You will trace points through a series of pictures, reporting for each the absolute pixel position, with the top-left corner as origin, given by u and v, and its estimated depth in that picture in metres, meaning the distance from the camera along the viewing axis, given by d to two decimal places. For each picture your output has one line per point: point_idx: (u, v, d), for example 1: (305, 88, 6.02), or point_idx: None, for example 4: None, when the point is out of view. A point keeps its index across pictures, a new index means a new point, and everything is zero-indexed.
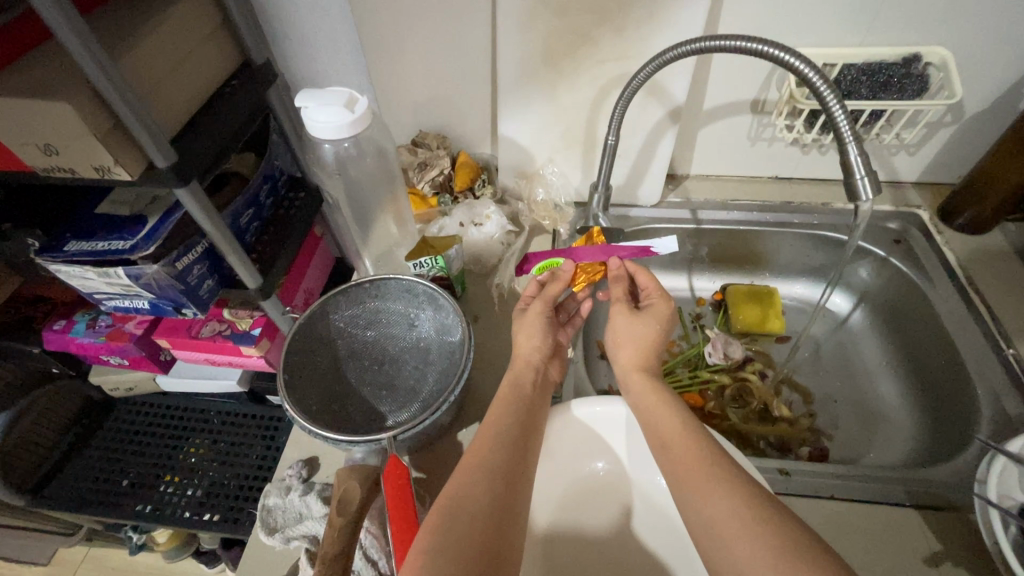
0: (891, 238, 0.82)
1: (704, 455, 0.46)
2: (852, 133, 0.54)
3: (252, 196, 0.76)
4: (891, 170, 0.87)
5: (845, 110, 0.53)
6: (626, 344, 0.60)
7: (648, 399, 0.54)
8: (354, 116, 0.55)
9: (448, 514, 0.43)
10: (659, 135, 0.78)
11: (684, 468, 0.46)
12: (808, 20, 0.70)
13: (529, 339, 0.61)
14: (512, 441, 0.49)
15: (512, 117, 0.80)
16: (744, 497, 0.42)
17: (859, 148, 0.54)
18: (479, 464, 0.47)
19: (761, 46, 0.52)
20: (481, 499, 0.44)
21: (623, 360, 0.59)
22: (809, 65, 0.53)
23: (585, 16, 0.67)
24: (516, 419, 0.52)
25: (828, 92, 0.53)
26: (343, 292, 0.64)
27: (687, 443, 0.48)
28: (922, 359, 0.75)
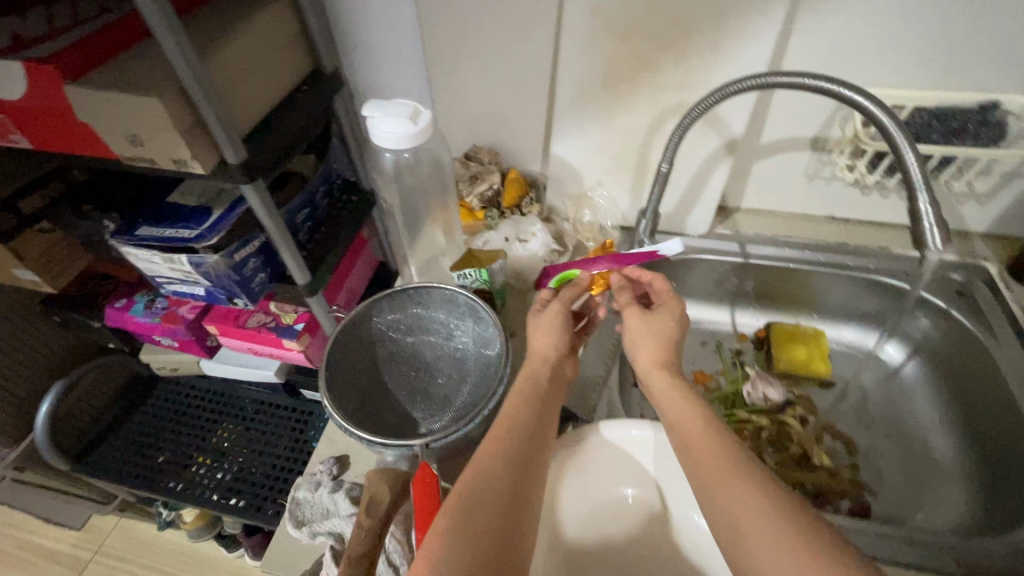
0: (954, 291, 0.77)
1: (726, 452, 0.45)
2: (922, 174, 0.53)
3: (309, 195, 0.80)
4: (958, 219, 0.82)
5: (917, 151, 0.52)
6: (642, 343, 0.57)
7: (670, 395, 0.52)
8: (417, 128, 0.56)
9: (463, 502, 0.43)
10: (713, 165, 0.77)
11: (706, 469, 0.44)
12: (879, 58, 0.68)
13: (541, 334, 0.60)
14: (526, 437, 0.49)
15: (566, 137, 0.80)
16: (768, 494, 0.41)
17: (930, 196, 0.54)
18: (494, 456, 0.46)
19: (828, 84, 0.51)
20: (496, 490, 0.44)
21: (643, 360, 0.56)
22: (876, 103, 0.52)
23: (649, 43, 0.68)
24: (533, 415, 0.51)
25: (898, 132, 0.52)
26: (387, 297, 0.65)
27: (712, 443, 0.45)
28: (982, 418, 0.71)
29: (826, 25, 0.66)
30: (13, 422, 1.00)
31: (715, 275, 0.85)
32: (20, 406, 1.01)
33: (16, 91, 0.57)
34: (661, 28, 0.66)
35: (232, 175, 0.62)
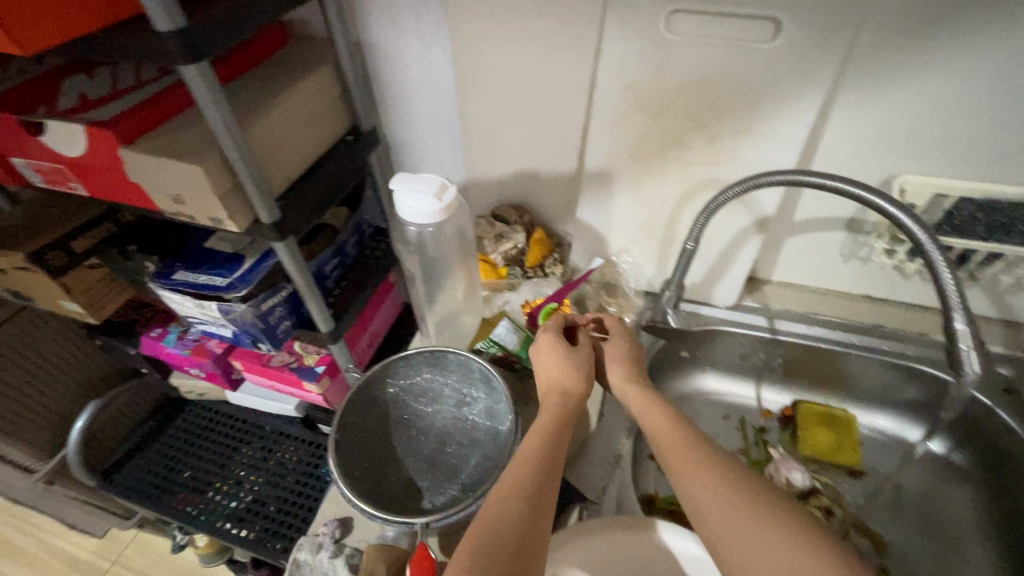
0: (1000, 388, 0.71)
1: (692, 442, 0.48)
2: (947, 262, 0.56)
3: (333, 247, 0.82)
4: (1006, 310, 0.76)
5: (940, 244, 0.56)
6: (614, 365, 0.61)
7: (644, 404, 0.55)
8: (441, 205, 0.58)
9: (485, 517, 0.44)
10: (741, 242, 0.75)
11: (709, 488, 0.44)
12: (921, 148, 0.65)
13: (550, 365, 0.61)
14: (533, 471, 0.48)
15: (592, 203, 0.81)
16: (723, 473, 0.45)
17: (965, 318, 0.59)
18: (505, 492, 0.45)
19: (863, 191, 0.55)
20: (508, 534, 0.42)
21: (615, 378, 0.60)
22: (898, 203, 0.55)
23: (681, 121, 0.68)
24: (543, 449, 0.50)
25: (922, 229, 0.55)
26: (404, 358, 0.64)
27: (717, 470, 0.45)
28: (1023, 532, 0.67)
29: (866, 109, 0.63)
30: (47, 436, 1.05)
31: (740, 348, 0.83)
32: (56, 421, 1.06)
33: (77, 150, 0.61)
34: (694, 108, 0.66)
35: (265, 233, 0.64)
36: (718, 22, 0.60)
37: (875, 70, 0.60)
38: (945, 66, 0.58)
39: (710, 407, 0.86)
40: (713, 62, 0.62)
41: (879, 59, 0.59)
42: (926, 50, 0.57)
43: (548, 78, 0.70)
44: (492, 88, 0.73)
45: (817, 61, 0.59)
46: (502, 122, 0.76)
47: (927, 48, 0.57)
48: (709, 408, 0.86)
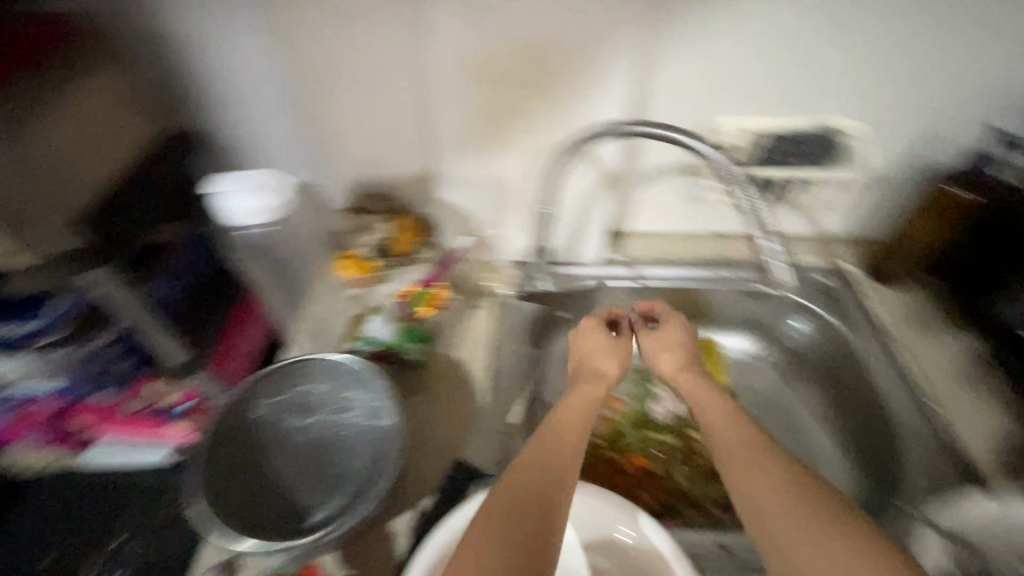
0: (822, 292, 0.83)
1: (757, 446, 0.47)
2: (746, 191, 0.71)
3: (170, 274, 0.67)
4: (820, 227, 0.88)
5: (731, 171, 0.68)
6: (660, 355, 0.65)
7: (702, 393, 0.57)
8: (267, 202, 0.60)
9: (498, 497, 0.44)
10: (596, 198, 0.81)
11: (776, 488, 0.43)
12: (731, 90, 0.70)
13: (589, 352, 0.64)
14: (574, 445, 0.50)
15: (451, 181, 0.80)
16: (777, 471, 0.44)
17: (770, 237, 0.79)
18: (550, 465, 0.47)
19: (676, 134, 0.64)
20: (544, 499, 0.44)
21: (665, 369, 0.64)
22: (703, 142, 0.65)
23: (517, 89, 0.69)
24: (582, 424, 0.53)
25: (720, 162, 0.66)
26: (272, 374, 0.61)
27: (776, 470, 0.44)
28: (857, 410, 0.78)
29: (678, 64, 0.68)
30: None
31: None
32: None
33: None
34: (526, 75, 0.67)
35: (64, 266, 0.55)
36: None
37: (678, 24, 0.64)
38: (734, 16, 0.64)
39: None
40: (534, 27, 0.64)
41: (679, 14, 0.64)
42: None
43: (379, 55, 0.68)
44: (324, 71, 0.70)
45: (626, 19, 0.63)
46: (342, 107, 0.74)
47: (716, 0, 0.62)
48: None
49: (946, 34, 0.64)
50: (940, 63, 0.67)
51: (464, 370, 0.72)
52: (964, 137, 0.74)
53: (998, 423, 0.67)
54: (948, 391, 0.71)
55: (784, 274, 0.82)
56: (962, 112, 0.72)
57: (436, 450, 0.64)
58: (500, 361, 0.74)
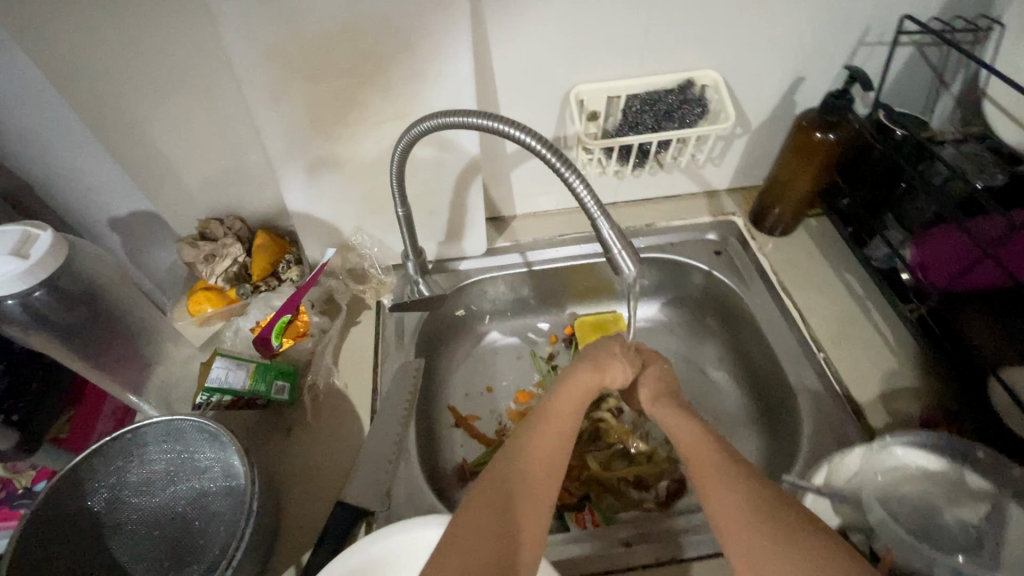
0: (712, 251, 0.82)
1: (730, 464, 0.45)
2: (599, 208, 0.50)
3: None
4: (704, 182, 0.86)
5: (588, 186, 0.50)
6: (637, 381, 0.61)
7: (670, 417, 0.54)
8: (30, 264, 0.43)
9: (483, 493, 0.45)
10: (467, 180, 0.72)
11: (738, 503, 0.42)
12: (581, 55, 0.65)
13: (597, 350, 0.60)
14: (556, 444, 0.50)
15: (293, 191, 0.69)
16: (751, 485, 0.43)
17: (610, 221, 0.50)
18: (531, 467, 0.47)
19: (506, 129, 0.50)
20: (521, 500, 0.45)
21: (643, 397, 0.59)
22: (546, 145, 0.50)
23: (344, 81, 0.60)
24: (569, 422, 0.52)
25: (564, 168, 0.50)
26: (98, 454, 0.52)
27: (749, 485, 0.43)
28: (754, 365, 0.76)
29: (520, 30, 0.62)
30: None
31: (506, 289, 0.83)
32: None
33: None
34: (350, 63, 0.59)
35: None
36: None
37: None
38: None
39: (503, 354, 0.85)
40: (344, 7, 0.55)
41: None
42: None
43: (181, 57, 0.59)
44: (118, 83, 0.60)
45: None
46: (157, 118, 0.64)
47: None
48: (500, 356, 0.85)
49: None
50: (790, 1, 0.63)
51: (345, 397, 0.66)
52: (826, 78, 0.72)
53: (877, 361, 0.68)
54: (833, 334, 0.71)
55: (627, 266, 0.51)
56: (822, 51, 0.69)
57: (316, 493, 0.59)
58: (383, 380, 0.68)
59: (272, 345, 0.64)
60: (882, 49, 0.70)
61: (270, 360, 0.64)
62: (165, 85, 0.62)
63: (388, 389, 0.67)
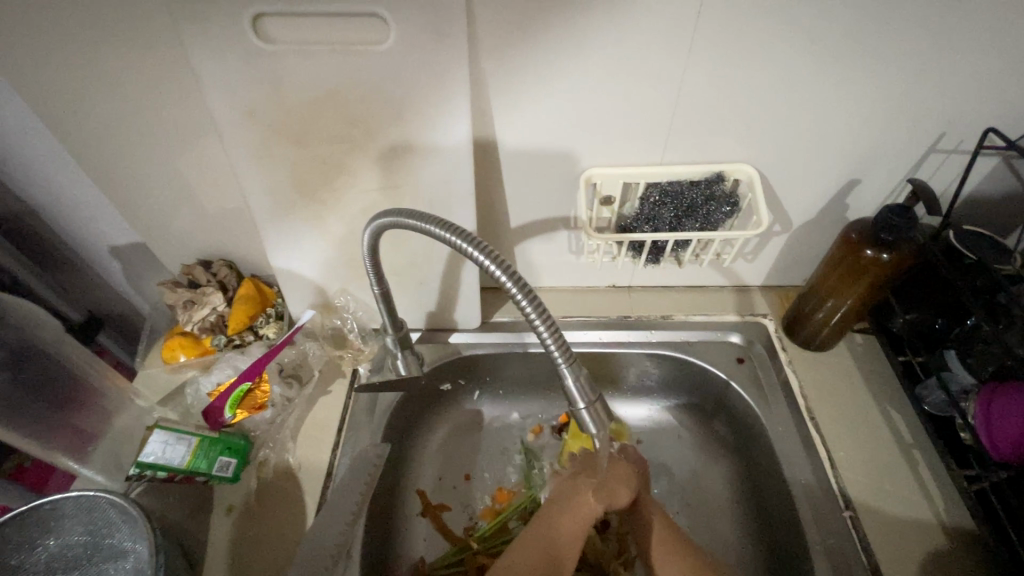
0: (734, 357, 0.72)
1: None
2: (569, 360, 0.49)
3: None
4: (732, 276, 0.76)
5: (558, 337, 0.48)
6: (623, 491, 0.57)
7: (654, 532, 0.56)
8: None
9: None
10: (462, 253, 0.67)
11: None
12: (595, 137, 0.58)
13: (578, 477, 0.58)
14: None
15: (277, 247, 0.65)
16: None
17: (578, 376, 0.49)
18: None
19: (461, 245, 0.45)
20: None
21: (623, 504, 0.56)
22: (502, 266, 0.45)
23: (331, 146, 0.56)
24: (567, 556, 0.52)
25: (527, 303, 0.46)
26: (13, 522, 0.49)
27: None
28: (767, 503, 0.65)
29: (527, 108, 0.56)
30: None
31: (496, 369, 0.76)
32: None
33: None
34: (337, 131, 0.55)
35: None
36: (312, 25, 0.48)
37: (514, 60, 0.52)
38: (584, 50, 0.51)
39: (486, 438, 0.78)
40: (333, 74, 0.50)
41: (512, 51, 0.51)
42: (553, 33, 0.50)
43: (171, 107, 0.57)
44: (107, 126, 0.58)
45: (442, 59, 0.50)
46: (148, 162, 0.62)
47: (551, 31, 0.50)
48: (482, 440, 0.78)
49: (850, 64, 0.52)
50: (845, 98, 0.54)
51: (295, 479, 0.61)
52: (886, 182, 0.62)
53: (918, 532, 0.56)
54: (865, 485, 0.60)
55: (594, 426, 0.52)
56: (882, 154, 0.59)
57: None
58: (339, 463, 0.62)
59: (224, 417, 0.59)
60: (956, 157, 0.59)
61: (217, 434, 0.58)
62: (154, 135, 0.59)
63: (342, 477, 0.61)
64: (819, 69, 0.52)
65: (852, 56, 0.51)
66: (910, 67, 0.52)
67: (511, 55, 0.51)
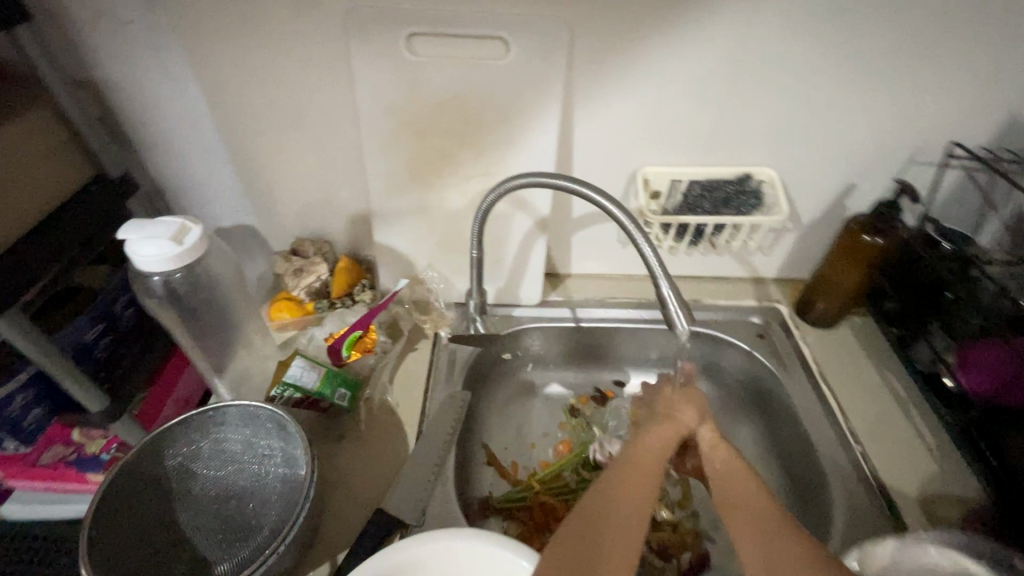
0: (756, 333, 0.85)
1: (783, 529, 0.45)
2: (662, 268, 0.58)
3: (109, 304, 0.74)
4: (752, 268, 0.91)
5: (652, 245, 0.58)
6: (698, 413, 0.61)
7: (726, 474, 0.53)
8: (182, 248, 0.53)
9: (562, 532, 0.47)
10: (534, 235, 0.80)
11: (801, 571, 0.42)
12: (652, 142, 0.74)
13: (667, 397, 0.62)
14: (647, 481, 0.51)
15: (382, 222, 0.78)
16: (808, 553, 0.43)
17: (669, 281, 0.58)
18: (630, 510, 0.48)
19: (593, 195, 0.58)
20: (626, 548, 0.45)
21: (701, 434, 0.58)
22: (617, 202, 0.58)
23: (445, 139, 0.70)
24: (657, 463, 0.54)
25: (632, 225, 0.58)
26: (182, 424, 0.59)
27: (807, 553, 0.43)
28: (788, 451, 0.77)
29: (601, 115, 0.71)
30: None
31: (552, 340, 0.88)
32: None
33: None
34: (454, 126, 0.69)
35: None
36: (452, 43, 0.64)
37: (599, 75, 0.68)
38: (651, 71, 0.67)
39: (541, 404, 0.89)
40: (460, 80, 0.66)
41: (599, 70, 0.67)
42: (632, 58, 0.66)
43: (317, 104, 0.72)
44: (263, 117, 0.73)
45: (548, 73, 0.65)
46: (284, 148, 0.76)
47: (629, 56, 0.66)
48: (535, 405, 0.89)
49: (850, 91, 0.68)
50: (845, 118, 0.71)
51: (395, 415, 0.72)
52: (878, 187, 0.78)
53: (915, 466, 0.68)
54: (869, 429, 0.73)
55: (682, 322, 0.58)
56: (874, 165, 0.76)
57: (358, 497, 0.64)
58: (430, 405, 0.73)
59: (341, 355, 0.72)
60: (931, 169, 0.75)
61: (338, 369, 0.71)
62: (297, 127, 0.74)
63: (435, 415, 0.72)
64: (828, 95, 0.69)
65: (850, 84, 0.68)
66: (892, 97, 0.69)
67: (597, 71, 0.67)
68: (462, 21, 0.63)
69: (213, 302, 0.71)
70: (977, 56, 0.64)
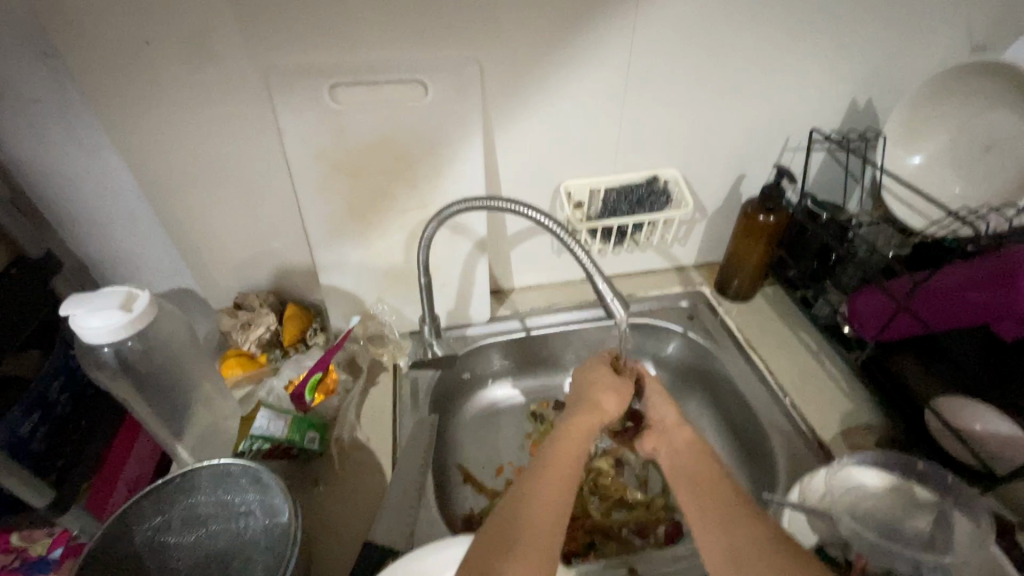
0: (687, 315, 0.94)
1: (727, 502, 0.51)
2: (596, 266, 0.64)
3: (44, 389, 0.70)
4: (673, 258, 1.01)
5: (583, 246, 0.64)
6: (660, 402, 0.67)
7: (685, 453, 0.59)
8: (133, 316, 0.54)
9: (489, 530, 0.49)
10: (476, 257, 0.85)
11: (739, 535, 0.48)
12: (569, 159, 0.82)
13: (595, 388, 0.66)
14: (565, 475, 0.54)
15: (326, 266, 0.80)
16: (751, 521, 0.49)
17: (603, 276, 0.65)
18: (551, 506, 0.50)
19: (525, 210, 0.64)
20: (544, 540, 0.48)
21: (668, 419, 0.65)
22: (545, 213, 0.65)
23: (379, 177, 0.74)
24: (581, 452, 0.57)
25: (563, 232, 0.65)
26: (151, 496, 0.57)
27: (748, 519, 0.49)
28: (731, 415, 0.85)
29: (520, 139, 0.78)
30: None
31: (507, 352, 0.93)
32: None
33: None
34: (386, 164, 0.73)
35: None
36: (374, 89, 0.68)
37: (513, 103, 0.74)
38: (558, 96, 0.75)
39: (506, 416, 0.93)
40: (386, 122, 0.70)
41: (512, 99, 0.74)
42: (537, 86, 0.74)
43: (245, 158, 0.73)
44: (191, 179, 0.73)
45: (466, 106, 0.71)
46: (217, 206, 0.77)
47: (537, 85, 0.73)
48: (500, 417, 0.92)
49: (724, 96, 0.80)
50: (726, 120, 0.83)
51: (367, 450, 0.74)
52: (763, 174, 0.91)
53: (834, 406, 0.79)
54: (792, 381, 0.83)
55: (618, 310, 0.65)
56: (756, 155, 0.88)
57: (344, 535, 0.65)
58: (401, 433, 0.75)
59: (305, 399, 0.72)
60: (801, 153, 0.89)
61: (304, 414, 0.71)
62: (227, 184, 0.75)
63: (406, 442, 0.74)
64: (707, 102, 0.80)
65: (724, 91, 0.79)
66: (759, 97, 0.81)
67: (511, 100, 0.74)
68: (381, 69, 0.67)
69: (160, 368, 0.70)
70: (815, 58, 0.78)
